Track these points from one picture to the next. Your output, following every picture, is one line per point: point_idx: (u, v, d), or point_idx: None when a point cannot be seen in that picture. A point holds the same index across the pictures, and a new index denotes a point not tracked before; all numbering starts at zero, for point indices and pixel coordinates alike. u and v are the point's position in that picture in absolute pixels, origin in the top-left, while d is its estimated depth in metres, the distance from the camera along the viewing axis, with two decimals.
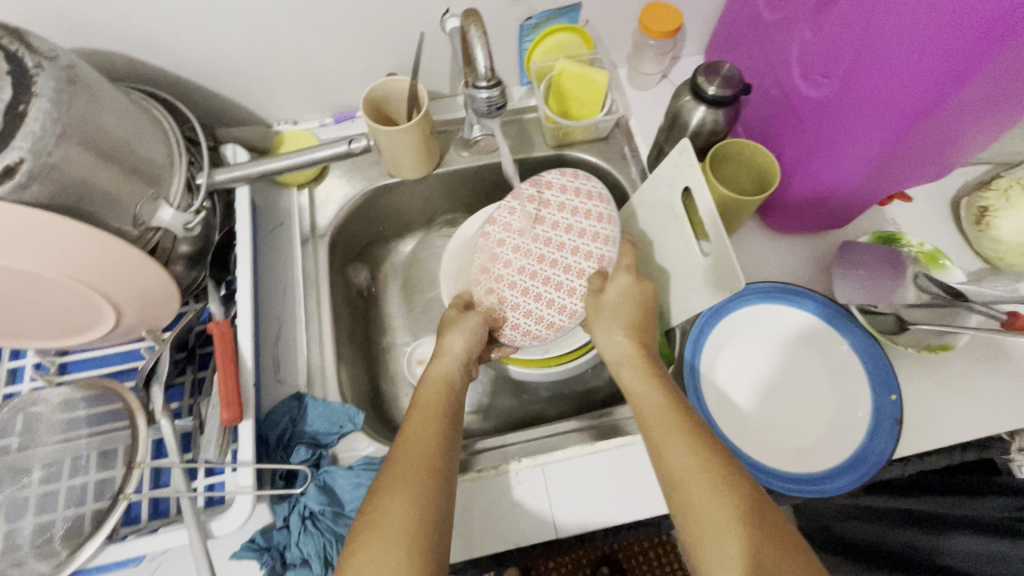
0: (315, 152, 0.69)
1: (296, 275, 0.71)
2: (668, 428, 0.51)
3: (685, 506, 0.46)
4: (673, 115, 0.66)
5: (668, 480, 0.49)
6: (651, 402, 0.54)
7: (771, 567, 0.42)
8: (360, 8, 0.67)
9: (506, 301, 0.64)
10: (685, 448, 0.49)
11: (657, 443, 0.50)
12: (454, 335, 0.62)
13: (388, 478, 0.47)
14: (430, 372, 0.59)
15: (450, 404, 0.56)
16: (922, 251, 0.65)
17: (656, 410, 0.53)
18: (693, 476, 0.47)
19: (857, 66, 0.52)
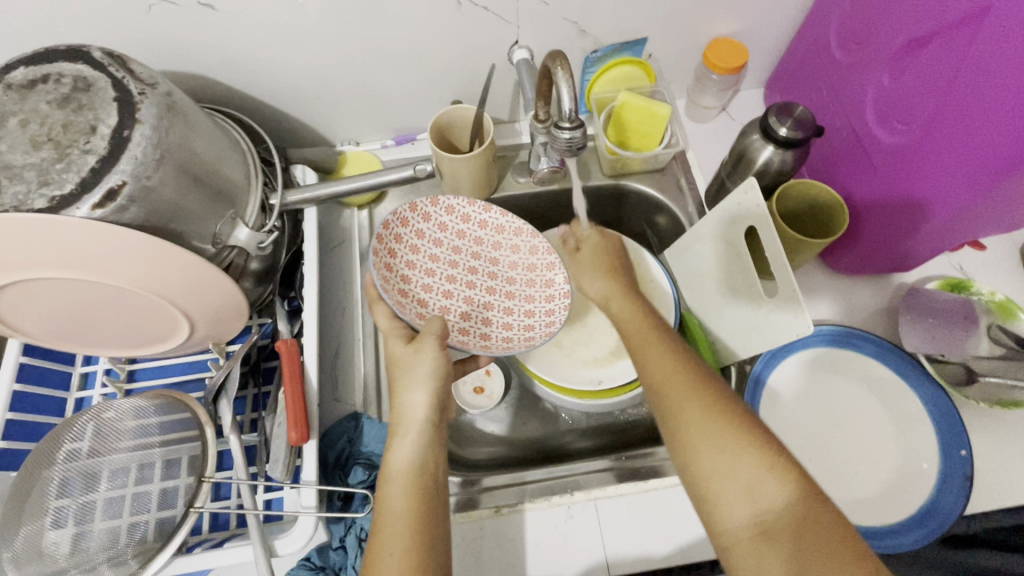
0: (380, 176, 0.70)
1: (354, 294, 0.72)
2: (649, 343, 0.56)
3: (670, 403, 0.50)
4: (738, 152, 0.65)
5: (650, 386, 0.53)
6: (633, 322, 0.59)
7: (733, 445, 0.46)
8: (434, 38, 0.68)
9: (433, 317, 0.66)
10: (663, 355, 0.54)
11: (637, 352, 0.56)
12: (411, 396, 0.52)
13: None
14: (392, 460, 0.50)
15: (428, 496, 0.49)
16: (992, 300, 0.63)
17: (638, 331, 0.58)
18: (667, 373, 0.52)
19: (938, 118, 0.51)
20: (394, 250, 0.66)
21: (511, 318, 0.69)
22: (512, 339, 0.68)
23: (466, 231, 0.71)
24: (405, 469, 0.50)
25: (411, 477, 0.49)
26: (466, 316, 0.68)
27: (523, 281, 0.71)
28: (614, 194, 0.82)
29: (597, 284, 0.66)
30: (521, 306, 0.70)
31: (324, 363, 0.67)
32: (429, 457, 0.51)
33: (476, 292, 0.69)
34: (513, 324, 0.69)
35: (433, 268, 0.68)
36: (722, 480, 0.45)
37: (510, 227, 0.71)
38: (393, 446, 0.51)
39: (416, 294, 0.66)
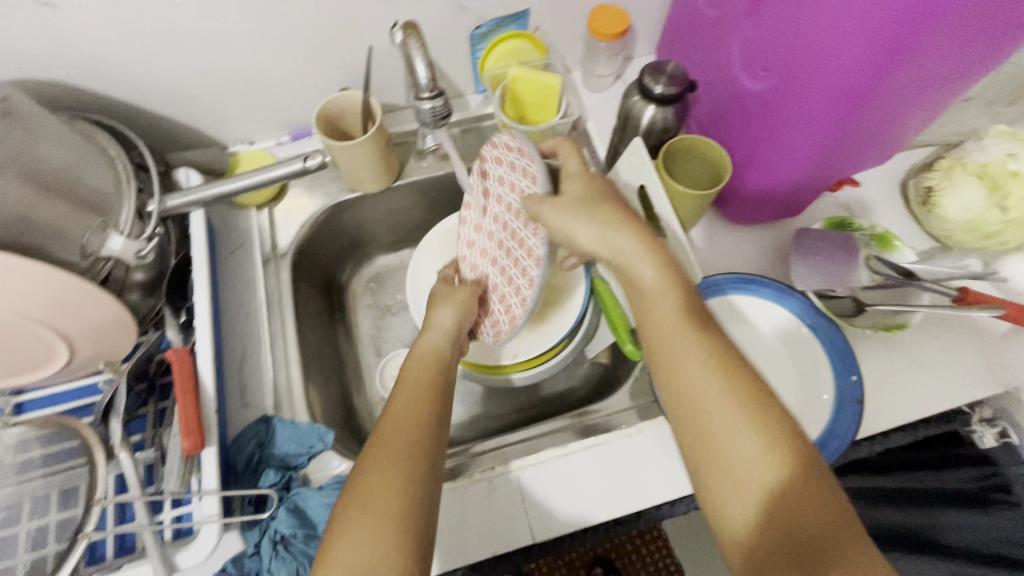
0: (270, 170, 0.68)
1: (258, 297, 0.70)
2: (677, 339, 0.46)
3: (708, 422, 0.43)
4: (624, 115, 0.66)
5: (684, 400, 0.45)
6: (665, 305, 0.48)
7: (790, 489, 0.39)
8: (308, 24, 0.66)
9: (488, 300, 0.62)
10: (701, 364, 0.45)
11: (667, 356, 0.46)
12: (442, 311, 0.59)
13: (373, 451, 0.47)
14: (415, 355, 0.56)
15: (438, 379, 0.53)
16: (873, 234, 0.67)
17: (668, 319, 0.47)
18: (709, 390, 0.44)
19: (790, 61, 0.53)
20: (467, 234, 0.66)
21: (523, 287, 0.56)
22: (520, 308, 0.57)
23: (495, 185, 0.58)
24: (407, 384, 0.53)
25: (421, 393, 0.52)
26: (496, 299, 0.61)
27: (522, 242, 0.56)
28: None
29: (587, 230, 0.52)
30: (520, 269, 0.57)
31: (230, 370, 0.64)
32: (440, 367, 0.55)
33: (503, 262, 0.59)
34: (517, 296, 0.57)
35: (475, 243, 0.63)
36: (745, 511, 0.40)
37: (508, 168, 0.57)
38: (409, 369, 0.54)
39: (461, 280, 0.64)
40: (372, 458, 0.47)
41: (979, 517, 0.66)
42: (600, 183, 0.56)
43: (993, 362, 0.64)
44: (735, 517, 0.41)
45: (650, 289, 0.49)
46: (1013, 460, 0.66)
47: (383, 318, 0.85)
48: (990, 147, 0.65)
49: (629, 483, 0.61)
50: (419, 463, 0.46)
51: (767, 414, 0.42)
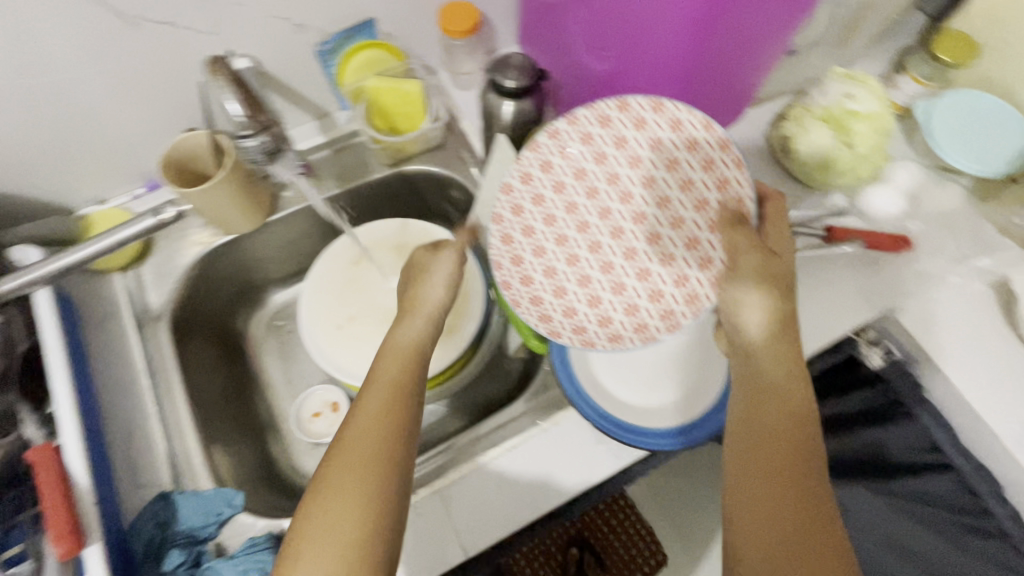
0: (121, 231, 0.62)
1: (137, 366, 0.65)
2: (773, 439, 0.46)
3: (776, 525, 0.43)
4: (486, 114, 0.65)
5: (759, 496, 0.45)
6: (773, 407, 0.48)
7: None
8: (128, 67, 0.60)
9: (564, 291, 0.58)
10: (782, 473, 0.45)
11: (758, 450, 0.46)
12: (424, 289, 0.60)
13: (337, 466, 0.47)
14: (398, 339, 0.56)
15: (407, 374, 0.53)
16: None
17: (772, 417, 0.47)
18: (785, 496, 0.44)
19: (627, 36, 0.54)
20: (559, 183, 0.57)
21: (628, 297, 0.56)
22: (617, 332, 0.57)
23: (658, 139, 0.54)
24: (387, 380, 0.52)
25: (392, 393, 0.51)
26: (590, 285, 0.57)
27: (667, 230, 0.55)
28: (402, 182, 0.80)
29: (754, 302, 0.50)
30: (662, 285, 0.56)
31: (116, 453, 0.59)
32: (413, 364, 0.54)
33: (628, 236, 0.56)
34: (643, 306, 0.56)
35: (584, 190, 0.57)
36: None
37: (681, 147, 0.54)
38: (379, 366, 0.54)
39: (519, 253, 0.58)
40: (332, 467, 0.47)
41: (889, 429, 0.74)
42: (776, 261, 0.52)
43: (867, 290, 0.68)
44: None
45: (767, 381, 0.49)
46: (900, 375, 0.70)
47: (291, 356, 0.82)
48: (829, 90, 0.69)
49: (559, 476, 0.60)
50: (376, 477, 0.46)
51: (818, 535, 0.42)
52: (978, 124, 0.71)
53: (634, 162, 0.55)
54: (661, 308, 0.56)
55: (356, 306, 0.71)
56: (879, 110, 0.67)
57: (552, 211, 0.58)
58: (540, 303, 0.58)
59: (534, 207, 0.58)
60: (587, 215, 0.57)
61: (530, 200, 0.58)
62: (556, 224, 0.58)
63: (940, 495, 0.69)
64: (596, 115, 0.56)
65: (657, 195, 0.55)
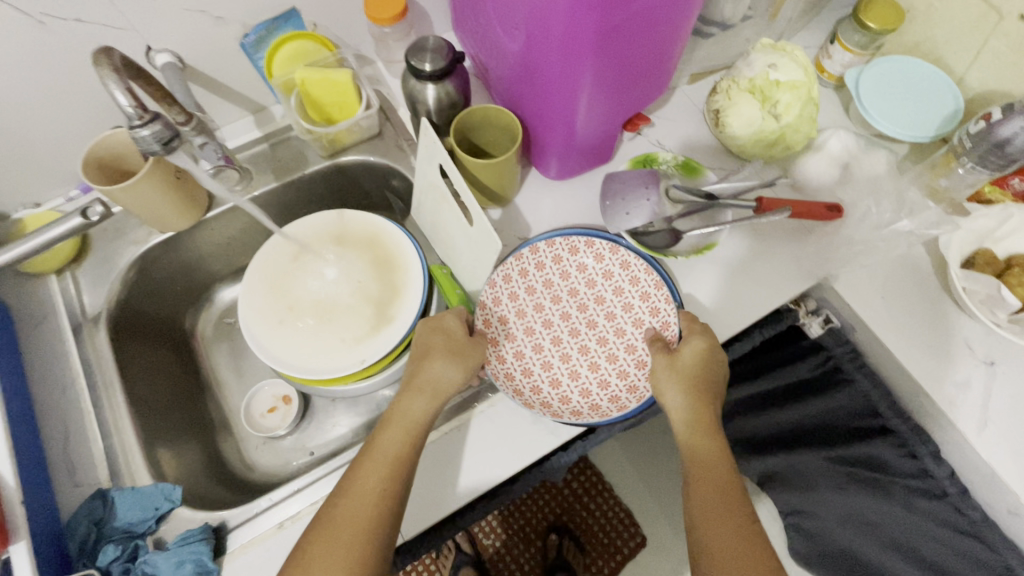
0: (48, 231, 0.62)
1: (75, 368, 0.65)
2: (717, 509, 0.52)
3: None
4: (411, 99, 0.65)
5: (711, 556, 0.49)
6: (710, 475, 0.54)
7: None
8: (46, 67, 0.60)
9: (531, 373, 0.62)
10: (730, 532, 0.50)
11: (704, 514, 0.52)
12: (445, 368, 0.58)
13: (321, 544, 0.49)
14: (400, 412, 0.57)
15: (409, 460, 0.54)
16: (676, 164, 0.70)
17: (707, 483, 0.53)
18: (733, 554, 0.49)
19: (531, 14, 0.54)
20: (529, 287, 0.64)
21: (587, 384, 0.61)
22: (578, 409, 0.61)
23: (607, 269, 0.65)
24: (390, 452, 0.54)
25: (391, 466, 0.53)
26: (553, 374, 0.62)
27: (615, 339, 0.63)
28: (341, 173, 0.80)
29: (679, 399, 0.57)
30: (613, 375, 0.61)
31: (53, 454, 0.60)
32: (416, 438, 0.55)
33: (579, 338, 0.63)
34: (595, 394, 0.61)
35: (544, 304, 0.64)
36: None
37: (627, 282, 0.64)
38: (383, 436, 0.55)
39: (497, 337, 0.62)
40: (319, 540, 0.50)
41: (829, 400, 0.74)
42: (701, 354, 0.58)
43: (801, 259, 0.69)
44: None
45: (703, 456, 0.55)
46: (839, 342, 0.72)
47: (241, 352, 0.82)
48: (754, 61, 0.69)
49: (493, 458, 0.60)
50: (356, 560, 0.48)
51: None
52: (906, 90, 0.71)
53: (589, 284, 0.65)
54: (610, 393, 0.61)
55: (293, 300, 0.71)
56: (803, 79, 0.67)
57: (524, 310, 0.64)
58: (513, 378, 0.61)
59: (507, 303, 0.64)
60: (554, 320, 0.64)
61: (503, 299, 0.64)
62: (524, 320, 0.64)
63: (887, 463, 0.68)
64: (567, 244, 0.65)
65: (606, 310, 0.64)
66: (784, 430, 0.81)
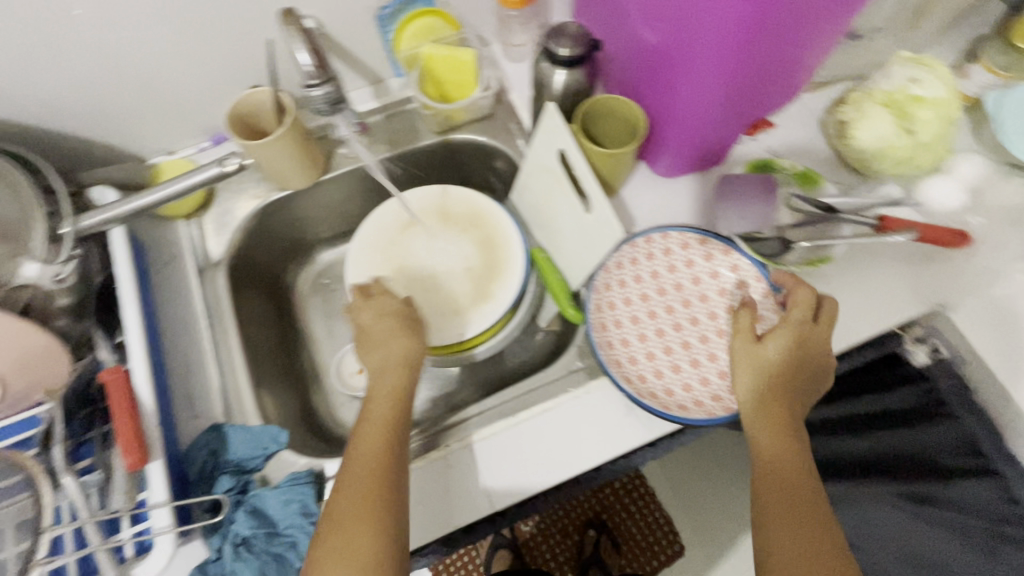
0: (188, 177, 0.66)
1: (197, 308, 0.69)
2: (786, 497, 0.51)
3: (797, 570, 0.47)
4: (538, 82, 0.66)
5: (774, 544, 0.49)
6: (782, 464, 0.53)
7: None
8: (204, 24, 0.64)
9: (637, 361, 0.62)
10: (800, 524, 0.49)
11: (772, 501, 0.51)
12: (404, 345, 0.63)
13: (343, 491, 0.52)
14: (377, 386, 0.61)
15: (402, 419, 0.58)
16: (794, 173, 0.68)
17: (778, 469, 0.52)
18: (800, 542, 0.48)
19: (679, 9, 0.53)
20: (639, 276, 0.66)
21: (691, 378, 0.62)
22: (682, 402, 0.60)
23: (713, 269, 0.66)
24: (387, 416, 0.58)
25: (388, 424, 0.57)
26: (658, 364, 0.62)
27: (719, 338, 0.63)
28: (449, 149, 0.82)
29: (748, 383, 0.56)
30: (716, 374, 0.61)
31: (175, 385, 0.64)
32: (405, 401, 0.60)
33: (683, 333, 0.64)
34: (696, 390, 0.61)
35: (652, 295, 0.65)
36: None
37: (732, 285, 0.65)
38: (371, 406, 0.59)
39: (606, 321, 0.64)
40: (346, 499, 0.51)
41: (920, 432, 0.70)
42: (796, 334, 0.56)
43: (916, 284, 0.66)
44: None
45: (770, 445, 0.54)
46: (945, 374, 0.68)
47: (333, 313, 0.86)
48: (893, 74, 0.67)
49: (585, 443, 0.62)
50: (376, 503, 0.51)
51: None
52: None
53: (694, 281, 0.66)
54: (712, 391, 0.61)
55: (397, 267, 0.74)
56: (946, 96, 0.65)
57: (633, 298, 0.65)
58: (622, 364, 0.62)
59: (617, 289, 0.65)
60: (660, 312, 0.65)
61: (613, 286, 0.65)
62: (631, 308, 0.65)
63: (969, 503, 0.63)
64: (681, 239, 0.66)
65: (709, 309, 0.65)
66: (867, 457, 0.77)
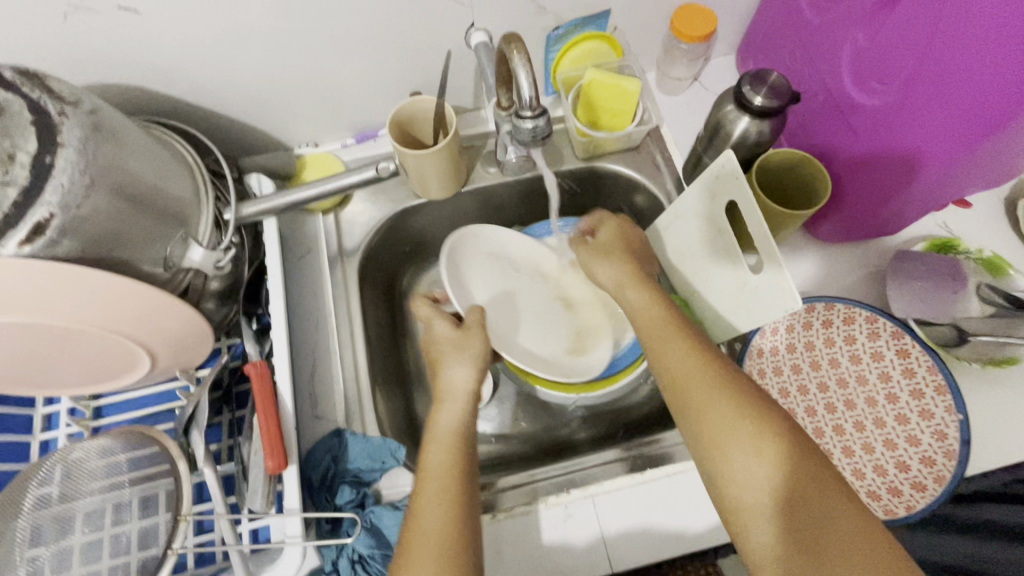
0: (342, 178, 0.66)
1: (326, 304, 0.69)
2: (665, 335, 0.53)
3: (691, 404, 0.47)
4: (714, 126, 0.62)
5: (666, 384, 0.50)
6: (652, 319, 0.55)
7: (808, 500, 0.40)
8: (384, 27, 0.63)
9: None
10: (682, 350, 0.51)
11: (655, 348, 0.53)
12: (454, 368, 0.59)
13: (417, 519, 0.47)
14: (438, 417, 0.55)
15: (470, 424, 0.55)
16: (980, 258, 0.62)
17: (649, 311, 0.56)
18: (687, 370, 0.49)
19: (916, 76, 0.48)
20: (794, 346, 0.63)
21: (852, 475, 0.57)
22: None
23: (878, 350, 0.60)
24: (451, 430, 0.53)
25: (456, 429, 0.54)
26: None
27: (885, 431, 0.58)
28: (588, 176, 0.79)
29: (608, 269, 0.63)
30: (880, 469, 0.56)
31: (301, 382, 0.64)
32: (472, 408, 0.56)
33: (839, 418, 0.59)
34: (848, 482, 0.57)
35: (803, 369, 0.62)
36: (746, 502, 0.42)
37: (898, 370, 0.59)
38: (441, 411, 0.55)
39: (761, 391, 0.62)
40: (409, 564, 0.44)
41: None
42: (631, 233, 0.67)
43: None
44: (739, 506, 0.42)
45: (638, 307, 0.58)
46: None
47: None
48: None
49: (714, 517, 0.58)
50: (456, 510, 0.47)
51: (760, 420, 0.44)
52: None
53: (856, 360, 0.61)
54: (868, 487, 0.56)
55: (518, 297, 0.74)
56: None
57: (783, 368, 0.63)
58: None
59: (766, 357, 0.63)
60: (813, 391, 0.61)
61: (763, 355, 0.63)
62: (780, 380, 0.62)
63: None
64: (845, 312, 0.61)
65: (868, 394, 0.59)
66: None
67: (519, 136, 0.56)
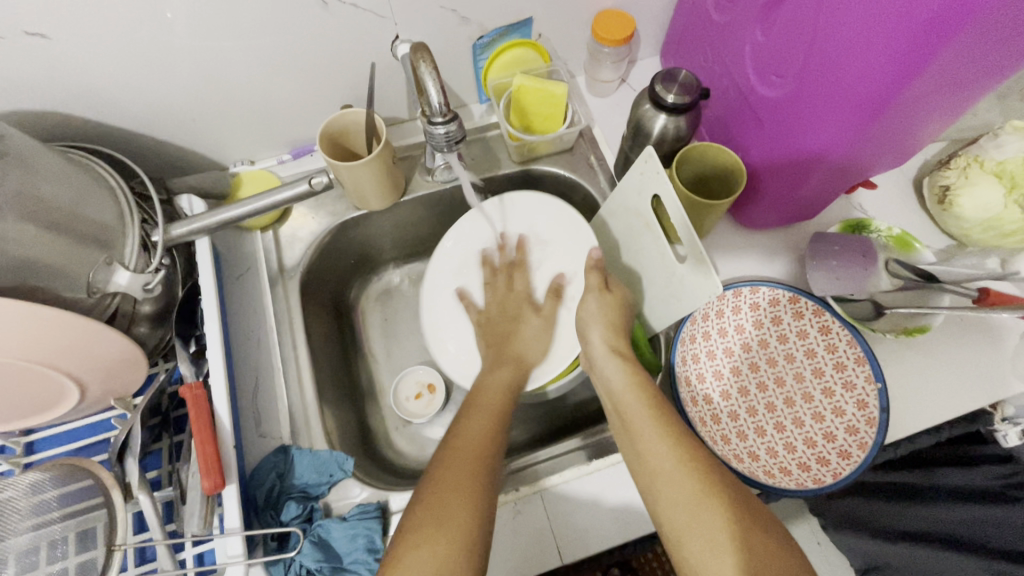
0: (274, 194, 0.66)
1: (268, 322, 0.69)
2: (640, 424, 0.55)
3: (667, 505, 0.48)
4: (635, 124, 0.65)
5: (646, 478, 0.51)
6: (630, 404, 0.57)
7: None
8: (307, 43, 0.63)
9: (719, 416, 0.63)
10: (658, 443, 0.52)
11: (636, 440, 0.54)
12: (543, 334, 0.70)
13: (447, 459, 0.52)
14: (489, 383, 0.64)
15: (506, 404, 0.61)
16: (890, 236, 0.66)
17: (626, 397, 0.58)
18: (661, 466, 0.50)
19: (807, 67, 0.51)
20: (723, 330, 0.67)
21: (783, 448, 0.60)
22: (771, 470, 0.59)
23: (803, 328, 0.64)
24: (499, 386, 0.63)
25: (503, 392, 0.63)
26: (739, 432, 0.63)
27: (813, 406, 0.61)
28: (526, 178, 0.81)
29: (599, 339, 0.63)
30: (811, 442, 0.60)
31: (244, 401, 0.64)
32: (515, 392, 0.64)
33: (768, 394, 0.63)
34: (780, 456, 0.60)
35: (734, 350, 0.66)
36: None
37: (821, 346, 0.63)
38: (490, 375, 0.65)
39: (697, 374, 0.66)
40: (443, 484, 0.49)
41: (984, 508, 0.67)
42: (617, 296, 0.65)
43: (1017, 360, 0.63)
44: None
45: (617, 393, 0.59)
46: None
47: (391, 331, 0.85)
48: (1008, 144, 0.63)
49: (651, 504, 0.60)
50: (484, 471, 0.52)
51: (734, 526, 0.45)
52: None
53: (782, 339, 0.65)
54: (799, 459, 0.59)
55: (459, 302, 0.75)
56: None
57: (716, 352, 0.66)
58: (708, 424, 0.62)
59: (699, 342, 0.67)
60: (745, 371, 0.65)
61: (698, 341, 0.67)
62: (714, 363, 0.66)
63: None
64: (771, 295, 0.64)
65: (796, 370, 0.63)
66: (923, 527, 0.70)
67: (434, 141, 0.59)
